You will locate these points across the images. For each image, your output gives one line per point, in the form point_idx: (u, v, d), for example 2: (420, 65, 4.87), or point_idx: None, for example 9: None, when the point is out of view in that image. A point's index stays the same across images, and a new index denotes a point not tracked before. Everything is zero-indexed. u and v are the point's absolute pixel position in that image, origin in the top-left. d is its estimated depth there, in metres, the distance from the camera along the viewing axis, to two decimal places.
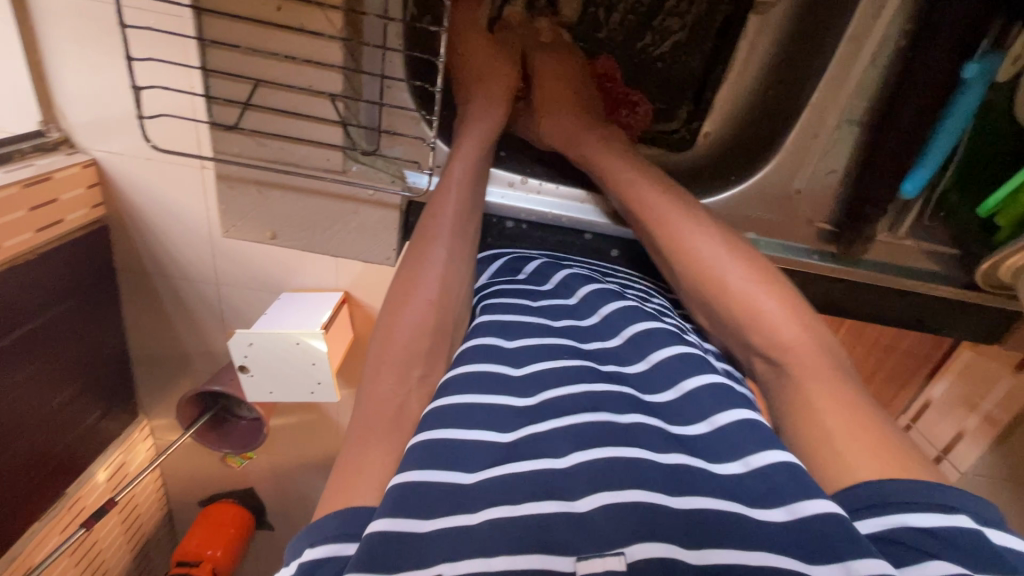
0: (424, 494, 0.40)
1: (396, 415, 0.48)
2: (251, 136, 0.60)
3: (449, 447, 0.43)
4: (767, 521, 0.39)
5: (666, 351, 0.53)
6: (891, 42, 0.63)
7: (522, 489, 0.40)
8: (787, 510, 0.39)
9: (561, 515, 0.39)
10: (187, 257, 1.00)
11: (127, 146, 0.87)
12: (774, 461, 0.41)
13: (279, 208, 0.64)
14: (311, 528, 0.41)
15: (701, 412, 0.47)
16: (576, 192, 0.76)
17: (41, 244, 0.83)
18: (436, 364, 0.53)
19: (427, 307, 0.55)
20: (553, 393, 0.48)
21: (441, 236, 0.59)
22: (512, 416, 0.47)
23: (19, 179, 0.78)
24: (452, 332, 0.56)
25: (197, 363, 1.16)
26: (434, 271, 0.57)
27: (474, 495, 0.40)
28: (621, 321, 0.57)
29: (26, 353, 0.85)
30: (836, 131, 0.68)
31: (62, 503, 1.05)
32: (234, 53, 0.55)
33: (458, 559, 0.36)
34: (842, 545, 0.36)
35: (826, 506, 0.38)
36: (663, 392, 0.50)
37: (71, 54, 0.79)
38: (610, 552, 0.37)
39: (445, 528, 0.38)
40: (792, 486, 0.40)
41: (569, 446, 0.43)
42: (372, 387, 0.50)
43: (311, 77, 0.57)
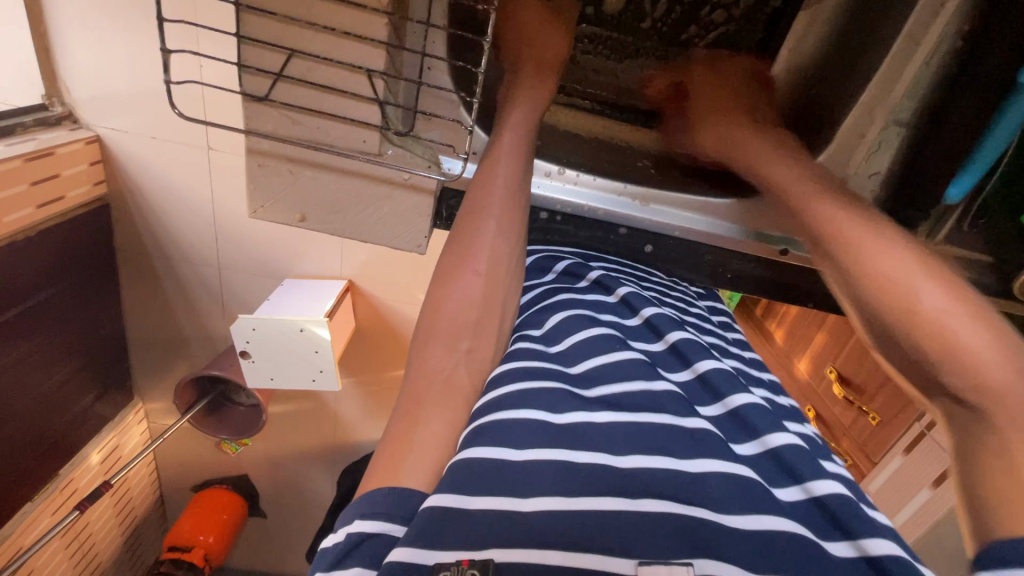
0: (477, 471, 0.39)
1: (447, 386, 0.48)
2: (282, 110, 0.57)
3: (499, 428, 0.43)
4: (833, 554, 0.38)
5: (714, 365, 0.53)
6: (948, 44, 0.61)
7: (582, 480, 0.39)
8: (853, 545, 0.39)
9: (618, 513, 0.38)
10: (191, 238, 0.98)
11: (133, 124, 0.85)
12: (839, 495, 0.42)
13: (304, 189, 0.62)
14: (364, 499, 0.41)
15: (752, 428, 0.47)
16: (614, 184, 0.75)
17: (40, 220, 0.81)
18: (482, 335, 0.53)
19: (477, 280, 0.55)
20: (609, 390, 0.48)
21: (490, 210, 0.58)
22: (564, 398, 0.46)
23: (20, 153, 0.76)
24: (503, 312, 0.56)
25: (195, 346, 1.13)
26: (485, 242, 0.57)
27: (525, 480, 0.39)
28: (664, 325, 0.57)
29: (23, 330, 0.83)
30: (884, 131, 0.67)
31: (54, 484, 1.03)
32: (270, 21, 0.52)
33: (512, 546, 0.36)
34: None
35: (894, 545, 0.38)
36: (710, 404, 0.50)
37: (76, 24, 0.76)
38: (676, 561, 0.36)
39: (491, 510, 0.38)
40: (860, 522, 0.40)
41: (625, 446, 0.42)
42: (423, 358, 0.50)
43: (351, 50, 0.54)
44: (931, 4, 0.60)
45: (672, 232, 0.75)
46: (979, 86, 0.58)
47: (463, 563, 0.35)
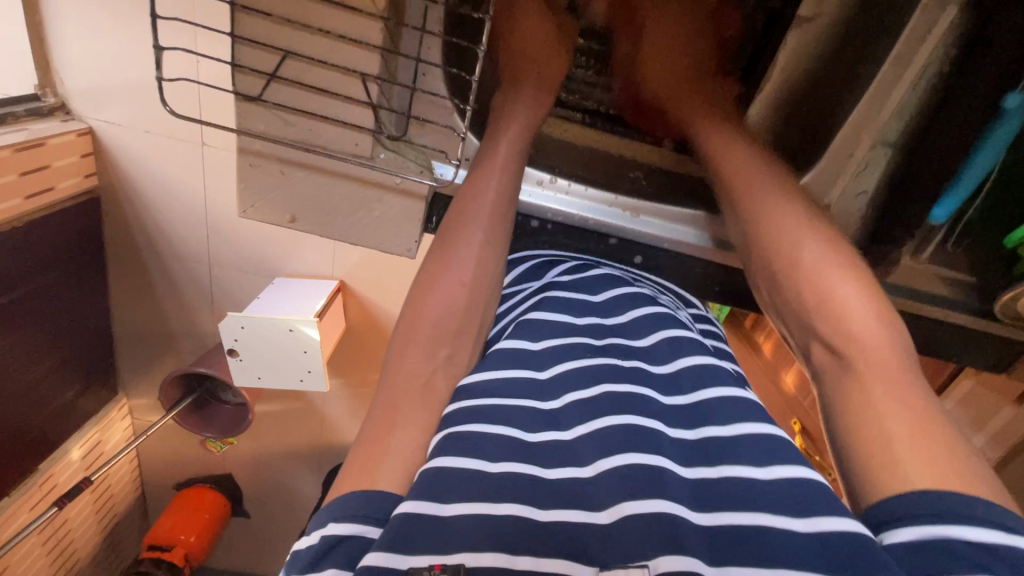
0: (449, 480, 0.40)
1: (424, 392, 0.48)
2: (274, 111, 0.57)
3: (473, 439, 0.43)
4: (789, 528, 0.37)
5: (694, 359, 0.52)
6: (933, 68, 0.62)
7: (549, 495, 0.40)
8: (807, 522, 0.38)
9: (585, 525, 0.38)
10: (181, 234, 0.97)
11: (126, 117, 0.84)
12: (802, 476, 0.41)
13: (296, 189, 0.62)
14: (337, 503, 0.41)
15: (722, 416, 0.46)
16: (604, 195, 0.75)
17: (29, 211, 0.81)
18: (462, 344, 0.53)
19: (459, 288, 0.54)
20: (575, 396, 0.48)
21: (476, 219, 0.58)
22: (536, 419, 0.46)
23: (11, 143, 0.75)
24: (483, 315, 0.56)
25: (182, 342, 1.13)
26: (469, 251, 0.56)
27: (491, 488, 0.40)
28: (648, 325, 0.57)
29: (8, 322, 0.82)
30: (872, 151, 0.68)
31: (34, 478, 1.01)
32: (266, 22, 0.52)
33: (480, 551, 0.36)
34: (854, 559, 0.35)
35: (845, 522, 0.37)
36: (677, 396, 0.50)
37: (73, 16, 0.76)
38: (634, 564, 0.36)
39: (464, 516, 0.38)
40: (814, 500, 0.39)
41: (594, 453, 0.43)
42: (400, 360, 0.50)
43: (347, 54, 0.54)
44: (920, 28, 0.60)
45: (661, 243, 0.75)
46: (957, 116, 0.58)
47: (435, 567, 0.36)
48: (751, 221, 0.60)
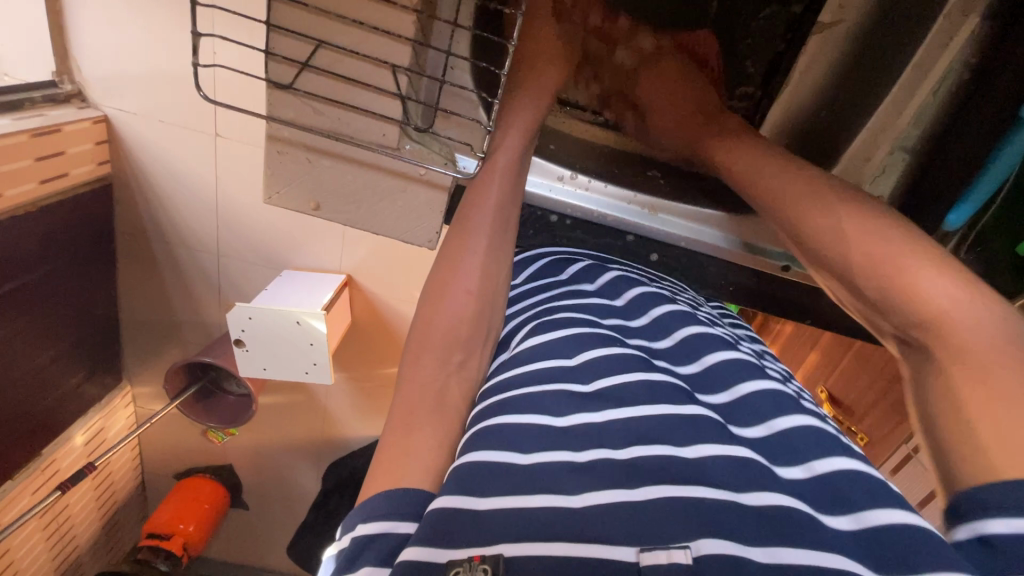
0: (480, 475, 0.41)
1: (438, 401, 0.49)
2: (305, 100, 0.57)
3: (505, 429, 0.44)
4: (836, 527, 0.39)
5: (718, 357, 0.53)
6: (955, 73, 0.62)
7: (585, 478, 0.41)
8: (854, 517, 0.39)
9: (622, 504, 0.39)
10: (192, 224, 0.98)
11: (139, 106, 0.85)
12: (841, 471, 0.43)
13: (319, 178, 0.63)
14: (363, 507, 0.42)
15: (759, 413, 0.48)
16: (625, 193, 0.76)
17: (41, 196, 0.82)
18: (473, 351, 0.54)
19: (466, 300, 0.54)
20: (607, 383, 0.48)
21: (479, 226, 0.58)
22: (567, 401, 0.47)
23: (27, 128, 0.76)
24: (490, 327, 0.56)
25: (188, 332, 1.14)
26: (474, 260, 0.57)
27: (527, 479, 0.41)
28: (673, 323, 0.58)
29: (17, 305, 0.83)
30: (889, 156, 0.68)
31: (36, 462, 1.02)
32: (302, 11, 0.53)
33: (518, 541, 0.37)
34: (913, 549, 0.36)
35: (900, 515, 0.38)
36: (718, 394, 0.50)
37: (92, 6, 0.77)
38: (675, 544, 0.36)
39: (500, 508, 0.39)
40: (859, 497, 0.40)
41: (624, 438, 0.44)
42: (414, 370, 0.50)
43: (381, 47, 0.55)
44: (943, 34, 0.60)
45: (677, 241, 0.76)
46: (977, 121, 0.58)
47: (475, 559, 0.36)
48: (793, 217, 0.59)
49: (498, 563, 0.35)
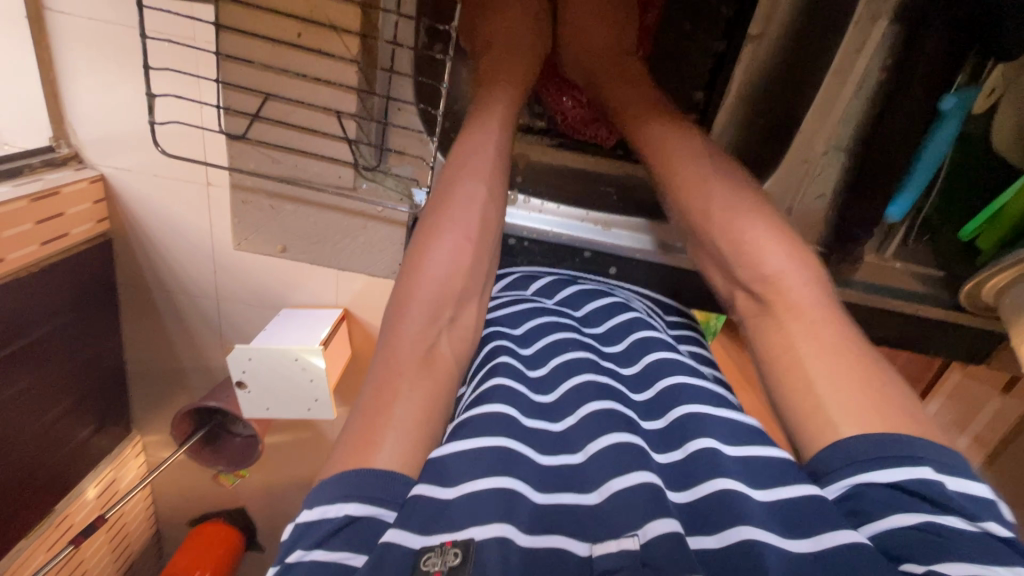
0: (446, 466, 0.42)
1: (428, 357, 0.50)
2: (259, 148, 0.63)
3: (474, 421, 0.46)
4: (755, 499, 0.40)
5: (656, 354, 0.55)
6: (875, 73, 0.64)
7: (542, 478, 0.44)
8: (769, 491, 0.41)
9: (576, 505, 0.42)
10: (189, 272, 1.01)
11: (132, 162, 0.89)
12: (758, 454, 0.44)
13: (285, 224, 0.69)
14: (343, 480, 0.41)
15: (684, 400, 0.49)
16: (577, 212, 0.80)
17: (42, 256, 0.84)
18: (463, 305, 0.56)
19: (464, 244, 0.57)
20: (566, 388, 0.52)
21: (474, 172, 0.62)
22: (533, 408, 0.50)
23: (26, 193, 0.79)
24: (483, 277, 0.60)
25: (193, 376, 1.15)
26: (472, 206, 0.60)
27: (493, 460, 0.42)
28: (625, 330, 0.60)
29: (20, 360, 0.84)
30: (825, 156, 0.69)
31: (49, 519, 1.03)
32: (247, 68, 0.59)
33: (487, 522, 0.38)
34: (809, 518, 0.39)
35: (805, 488, 0.40)
36: (643, 391, 0.53)
37: (83, 71, 0.81)
38: (624, 534, 0.38)
39: (467, 491, 0.40)
40: (772, 472, 0.42)
41: (586, 437, 0.46)
42: (402, 324, 0.52)
43: (328, 96, 0.61)
44: (854, 42, 0.63)
45: (631, 254, 0.78)
46: (888, 123, 0.60)
47: (447, 544, 0.37)
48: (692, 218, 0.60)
49: (468, 546, 0.37)
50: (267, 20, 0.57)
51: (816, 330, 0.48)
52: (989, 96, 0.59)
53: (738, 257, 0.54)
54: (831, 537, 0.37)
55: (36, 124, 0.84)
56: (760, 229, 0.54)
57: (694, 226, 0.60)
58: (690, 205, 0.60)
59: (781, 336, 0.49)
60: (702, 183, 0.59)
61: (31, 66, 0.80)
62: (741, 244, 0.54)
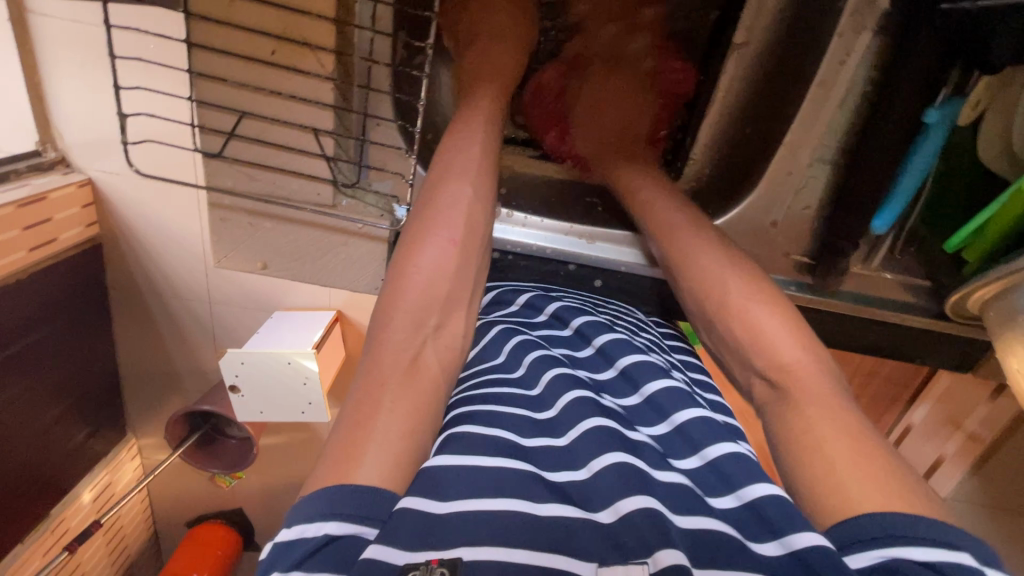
0: (440, 483, 0.42)
1: (412, 366, 0.49)
2: (234, 165, 0.69)
3: (470, 438, 0.45)
4: (761, 553, 0.39)
5: (659, 384, 0.55)
6: (859, 87, 0.64)
7: (550, 492, 0.42)
8: (779, 543, 0.40)
9: (581, 521, 0.41)
10: (183, 276, 0.93)
11: (122, 165, 0.82)
12: (766, 494, 0.43)
13: (268, 243, 0.76)
14: (322, 496, 0.40)
15: (694, 441, 0.49)
16: (560, 224, 0.79)
17: (32, 264, 0.78)
18: (450, 311, 0.55)
19: (449, 247, 0.56)
20: (567, 401, 0.51)
21: (462, 172, 0.61)
22: (529, 425, 0.49)
23: (12, 199, 0.73)
24: (474, 278, 0.59)
25: (187, 381, 1.08)
26: (458, 210, 0.59)
27: (492, 485, 0.42)
28: (616, 352, 0.59)
29: (19, 371, 0.80)
30: (810, 168, 0.69)
31: (45, 524, 0.97)
32: (223, 87, 0.64)
33: (479, 543, 0.38)
34: (823, 566, 0.37)
35: (812, 537, 0.38)
36: (658, 425, 0.52)
37: (64, 62, 0.74)
38: (634, 561, 0.38)
39: (460, 512, 0.40)
40: (779, 520, 0.41)
41: (590, 453, 0.46)
42: (386, 333, 0.51)
43: (305, 115, 0.67)
44: (837, 53, 0.63)
45: (619, 266, 0.77)
46: (880, 135, 0.60)
47: (432, 562, 0.37)
48: (693, 290, 0.61)
49: (455, 565, 0.36)
50: (245, 41, 0.62)
51: (825, 400, 0.48)
52: (973, 109, 0.59)
53: (752, 342, 0.54)
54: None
55: (16, 125, 0.77)
56: (757, 304, 0.56)
57: (702, 305, 0.61)
58: (692, 281, 0.61)
59: (799, 419, 0.48)
60: (708, 263, 0.61)
61: (9, 57, 0.72)
62: (746, 319, 0.56)
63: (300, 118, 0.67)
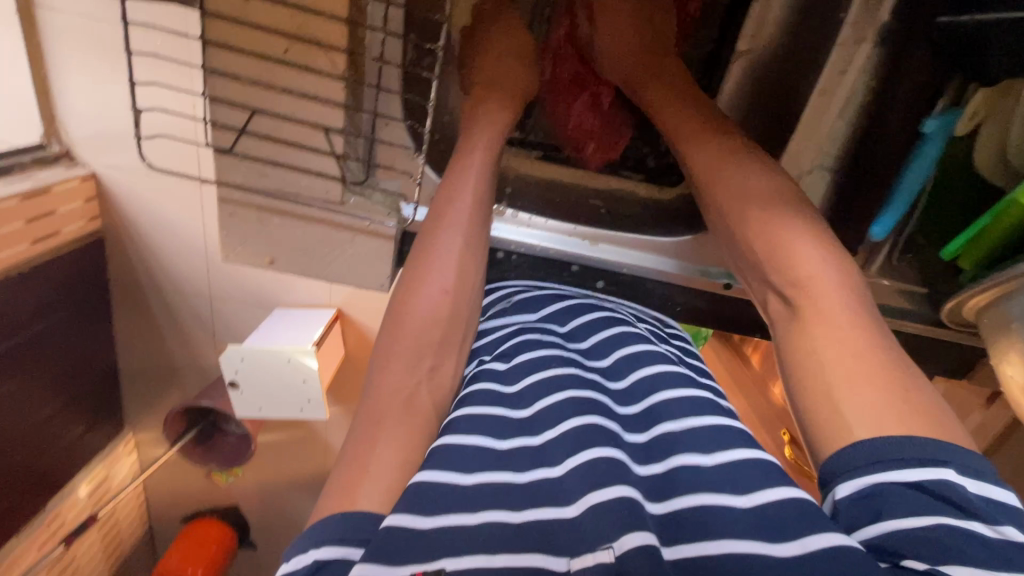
0: (427, 494, 0.42)
1: (408, 404, 0.50)
2: (247, 166, 0.71)
3: (451, 449, 0.46)
4: (733, 506, 0.41)
5: (654, 368, 0.55)
6: (859, 97, 0.65)
7: (525, 496, 0.43)
8: (749, 497, 0.42)
9: (554, 520, 0.41)
10: (184, 272, 0.94)
11: (126, 160, 0.83)
12: (741, 458, 0.45)
13: (276, 237, 0.77)
14: (315, 528, 0.41)
15: (674, 413, 0.50)
16: (565, 226, 0.80)
17: (36, 256, 0.78)
18: (445, 354, 0.56)
19: (442, 295, 0.57)
20: (541, 404, 0.51)
21: (456, 216, 0.62)
22: (509, 427, 0.50)
23: (17, 192, 0.73)
24: (468, 324, 0.59)
25: (185, 376, 1.09)
26: (451, 247, 0.60)
27: (473, 497, 0.43)
28: (614, 342, 0.61)
29: (21, 363, 0.81)
30: (811, 174, 0.70)
31: (41, 516, 0.97)
32: (236, 84, 0.65)
33: (460, 555, 0.38)
34: (793, 520, 0.39)
35: (785, 492, 0.41)
36: (633, 405, 0.53)
37: (71, 58, 0.75)
38: (601, 547, 0.38)
39: (442, 525, 0.40)
40: (753, 479, 0.43)
41: (563, 451, 0.46)
42: (382, 377, 0.52)
43: (316, 113, 0.69)
44: (837, 65, 0.64)
45: (621, 269, 0.79)
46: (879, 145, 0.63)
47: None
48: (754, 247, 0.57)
49: None
50: (259, 38, 0.63)
51: (856, 356, 0.46)
52: (970, 120, 0.60)
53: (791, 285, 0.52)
54: (816, 542, 0.37)
55: (21, 120, 0.78)
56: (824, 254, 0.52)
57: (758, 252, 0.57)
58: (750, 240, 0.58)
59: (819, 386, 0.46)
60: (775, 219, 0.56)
61: (17, 52, 0.73)
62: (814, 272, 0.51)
63: (310, 116, 0.69)
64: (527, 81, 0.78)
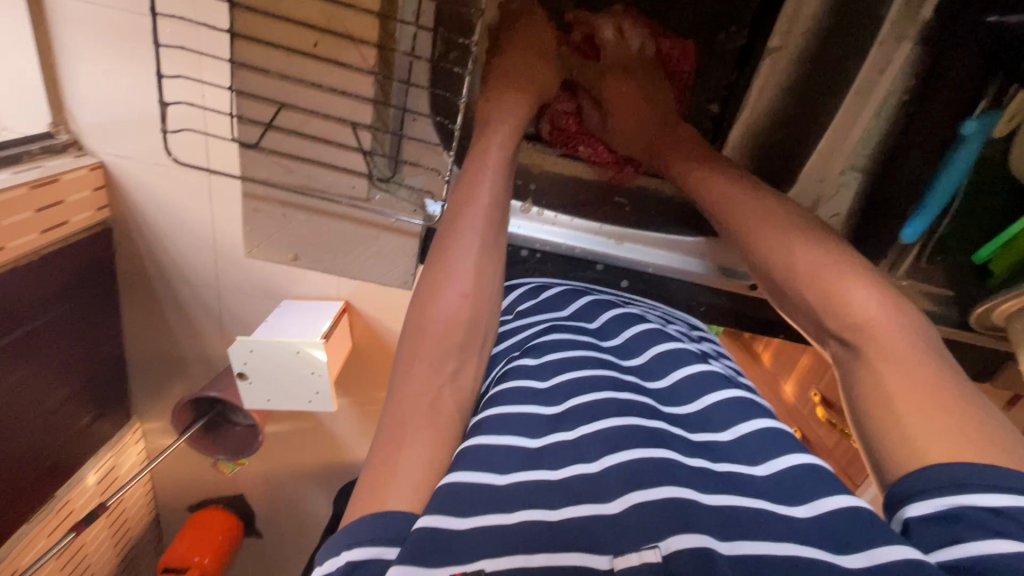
0: (462, 496, 0.41)
1: (432, 410, 0.49)
2: (272, 160, 0.70)
3: (484, 448, 0.45)
4: (792, 514, 0.41)
5: (687, 370, 0.56)
6: (895, 97, 0.64)
7: (561, 494, 0.43)
8: (810, 505, 0.42)
9: (595, 516, 0.41)
10: (193, 262, 0.93)
11: (136, 149, 0.81)
12: (798, 464, 0.46)
13: (295, 231, 0.77)
14: (347, 529, 0.41)
15: (724, 421, 0.51)
16: (589, 224, 0.79)
17: (43, 245, 0.78)
18: (467, 358, 0.54)
19: (460, 300, 0.55)
20: (576, 402, 0.50)
21: (476, 211, 0.61)
22: (542, 424, 0.49)
23: (24, 180, 0.72)
24: (488, 325, 0.57)
25: (193, 367, 1.08)
26: (471, 245, 0.59)
27: (509, 496, 0.42)
28: (646, 342, 0.60)
29: (30, 351, 0.81)
30: (842, 176, 0.71)
31: (51, 503, 0.97)
32: (261, 77, 0.65)
33: (499, 556, 0.38)
34: (859, 532, 0.39)
35: (845, 501, 0.42)
36: (684, 406, 0.53)
37: (79, 44, 0.73)
38: (646, 546, 0.39)
39: (484, 525, 0.40)
40: (811, 486, 0.44)
41: (599, 450, 0.46)
42: (405, 382, 0.50)
43: (342, 107, 0.68)
44: (878, 61, 0.63)
45: (646, 267, 0.79)
46: (915, 146, 0.62)
47: None
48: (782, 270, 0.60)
49: None
50: (279, 30, 0.62)
51: (908, 374, 0.46)
52: (1008, 122, 0.60)
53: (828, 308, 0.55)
54: (883, 554, 0.37)
55: (30, 107, 0.77)
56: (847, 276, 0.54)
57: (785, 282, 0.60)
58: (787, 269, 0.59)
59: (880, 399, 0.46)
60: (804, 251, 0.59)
61: (24, 37, 0.72)
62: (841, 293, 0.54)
63: (340, 110, 0.68)
64: (549, 75, 0.77)
